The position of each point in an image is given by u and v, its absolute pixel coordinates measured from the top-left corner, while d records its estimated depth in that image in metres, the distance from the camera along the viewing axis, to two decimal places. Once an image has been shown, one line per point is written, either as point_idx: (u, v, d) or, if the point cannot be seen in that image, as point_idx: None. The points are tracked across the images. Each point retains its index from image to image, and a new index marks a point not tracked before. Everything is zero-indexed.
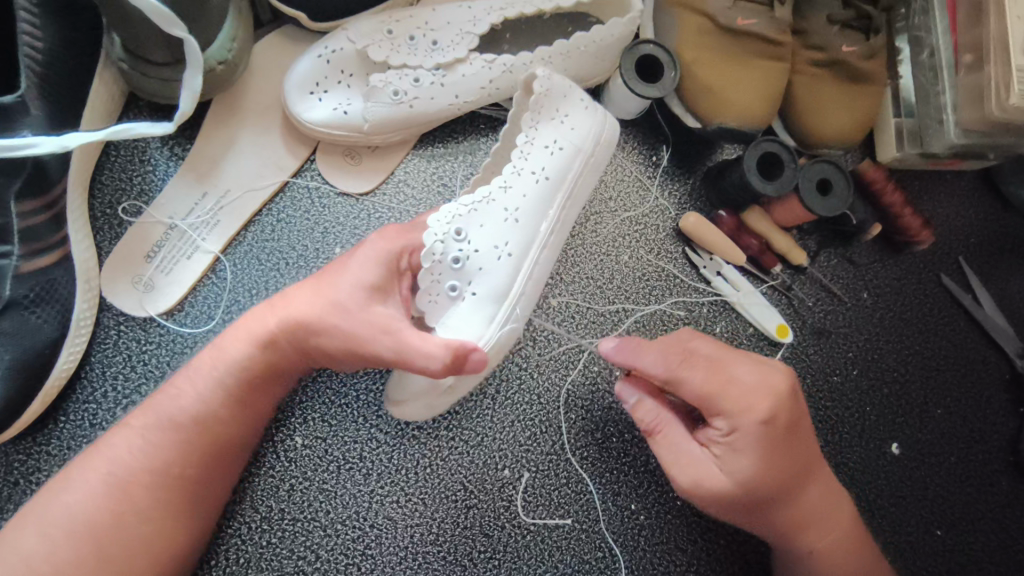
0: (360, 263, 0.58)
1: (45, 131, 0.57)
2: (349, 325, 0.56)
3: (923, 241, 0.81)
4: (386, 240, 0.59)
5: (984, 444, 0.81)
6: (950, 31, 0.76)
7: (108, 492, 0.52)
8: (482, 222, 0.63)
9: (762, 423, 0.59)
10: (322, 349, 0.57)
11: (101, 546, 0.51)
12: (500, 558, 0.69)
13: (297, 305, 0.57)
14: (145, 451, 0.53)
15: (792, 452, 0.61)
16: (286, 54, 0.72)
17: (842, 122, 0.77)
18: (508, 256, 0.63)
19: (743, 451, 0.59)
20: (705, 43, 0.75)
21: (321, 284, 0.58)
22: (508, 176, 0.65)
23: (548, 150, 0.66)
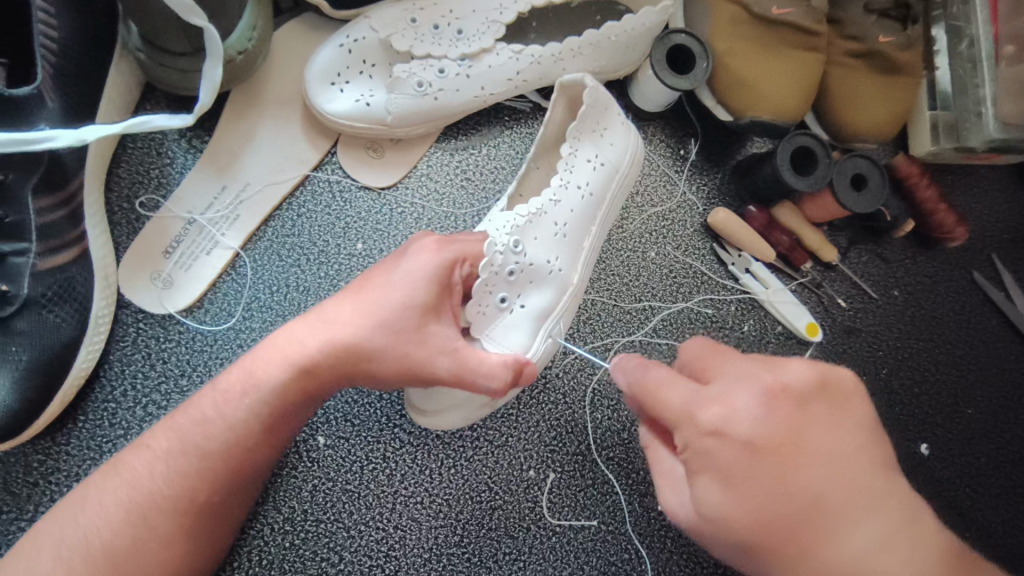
0: (407, 278, 0.54)
1: (60, 124, 0.55)
2: (404, 344, 0.53)
3: (957, 238, 0.79)
4: (434, 254, 0.55)
5: (1015, 446, 0.80)
6: (990, 21, 0.74)
7: (130, 499, 0.50)
8: (536, 236, 0.61)
9: (710, 434, 0.47)
10: (360, 364, 0.54)
11: (125, 555, 0.49)
12: (525, 560, 0.68)
13: (345, 326, 0.53)
14: (166, 457, 0.52)
15: (778, 482, 0.45)
16: (307, 43, 0.70)
17: (877, 115, 0.75)
18: (558, 271, 0.63)
19: (706, 471, 0.47)
20: (737, 33, 0.73)
21: (366, 301, 0.54)
22: (557, 188, 0.63)
23: (591, 165, 0.65)
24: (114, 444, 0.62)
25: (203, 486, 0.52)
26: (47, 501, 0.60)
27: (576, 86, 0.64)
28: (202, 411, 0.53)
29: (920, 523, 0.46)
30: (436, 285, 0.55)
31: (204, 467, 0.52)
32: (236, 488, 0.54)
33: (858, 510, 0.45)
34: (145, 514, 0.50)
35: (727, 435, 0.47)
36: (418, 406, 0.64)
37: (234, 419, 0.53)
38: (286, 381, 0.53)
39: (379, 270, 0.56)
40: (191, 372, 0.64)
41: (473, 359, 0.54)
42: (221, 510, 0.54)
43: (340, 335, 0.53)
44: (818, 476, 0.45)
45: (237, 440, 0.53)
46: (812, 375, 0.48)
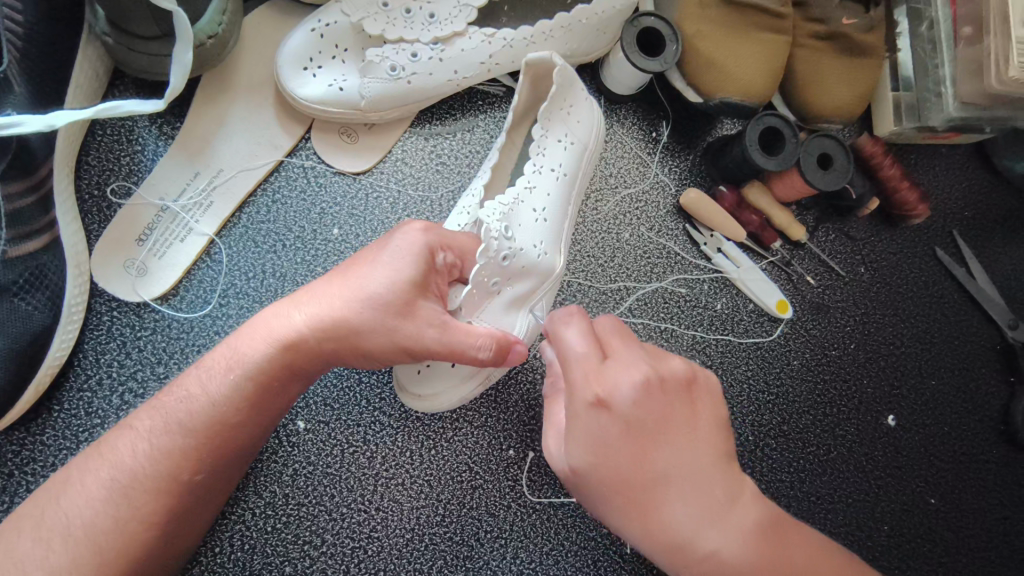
0: (396, 257, 0.55)
1: (27, 108, 0.54)
2: (396, 317, 0.53)
3: (919, 214, 0.81)
4: (421, 233, 0.55)
5: (977, 414, 0.83)
6: (949, 3, 0.76)
7: (111, 485, 0.50)
8: (521, 223, 0.62)
9: (590, 402, 0.48)
10: (350, 341, 0.54)
11: (108, 540, 0.49)
12: (506, 537, 0.69)
13: (335, 303, 0.54)
14: (147, 442, 0.52)
15: (634, 451, 0.48)
16: (279, 27, 0.70)
17: (839, 97, 0.77)
18: (545, 254, 0.63)
19: (578, 432, 0.49)
20: (705, 17, 0.74)
21: (354, 280, 0.54)
22: (533, 175, 0.64)
23: (562, 146, 0.66)
24: (91, 433, 0.61)
25: (183, 472, 0.52)
26: (24, 492, 0.60)
27: (543, 64, 0.64)
28: (183, 396, 0.53)
29: (744, 508, 0.50)
30: (425, 262, 0.55)
31: (186, 450, 0.52)
32: (216, 471, 0.55)
33: (688, 489, 0.48)
34: (126, 499, 0.50)
35: (608, 408, 0.48)
36: (413, 394, 0.65)
37: (212, 405, 0.53)
38: (266, 364, 0.54)
39: (368, 251, 0.56)
40: (167, 359, 0.64)
41: (463, 333, 0.55)
42: (201, 494, 0.54)
43: (324, 314, 0.54)
44: (666, 456, 0.48)
45: (216, 423, 0.53)
46: (686, 371, 0.51)
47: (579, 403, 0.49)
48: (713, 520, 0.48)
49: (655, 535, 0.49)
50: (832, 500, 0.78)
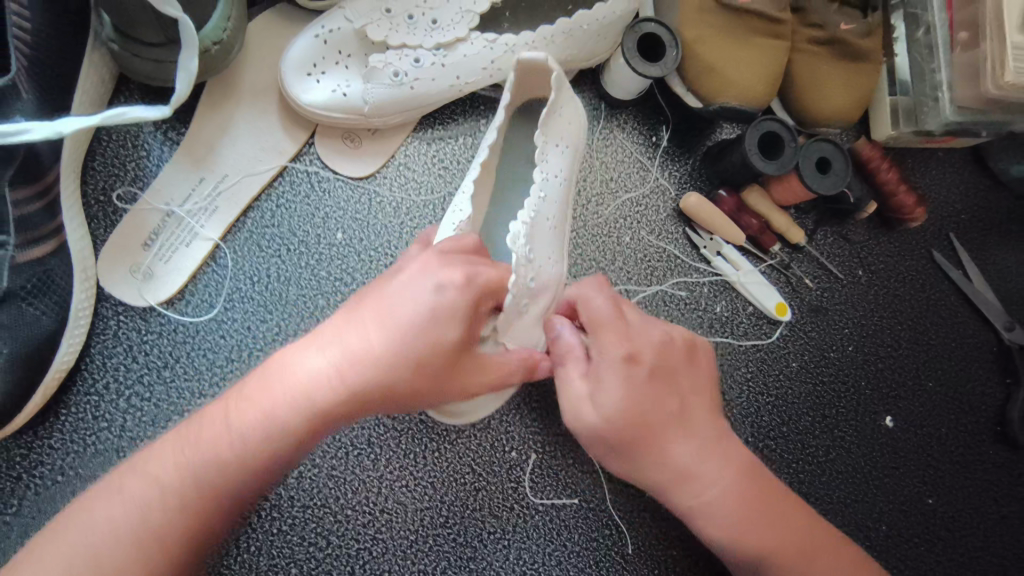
0: (440, 297, 0.52)
1: (36, 116, 0.55)
2: (439, 359, 0.52)
3: (916, 218, 0.82)
4: (461, 272, 0.52)
5: (973, 415, 0.83)
6: (946, 9, 0.76)
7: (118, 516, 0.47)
8: (540, 237, 0.62)
9: (626, 357, 0.56)
10: (388, 387, 0.51)
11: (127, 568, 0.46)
12: (509, 538, 0.70)
13: (373, 350, 0.50)
14: (166, 476, 0.48)
15: (662, 398, 0.57)
16: (283, 33, 0.70)
17: (838, 102, 0.78)
18: (557, 262, 0.65)
19: (597, 381, 0.56)
20: (705, 21, 0.74)
21: (392, 322, 0.51)
22: (542, 182, 0.64)
23: (560, 149, 0.67)
24: (99, 436, 0.62)
25: (214, 502, 0.49)
26: (32, 495, 0.60)
27: (539, 65, 0.64)
28: (211, 435, 0.49)
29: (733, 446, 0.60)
30: (472, 299, 0.53)
31: (203, 480, 0.48)
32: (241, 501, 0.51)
33: (694, 429, 0.58)
34: (154, 539, 0.47)
35: (640, 362, 0.56)
36: (445, 410, 0.66)
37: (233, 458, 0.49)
38: (292, 415, 0.49)
39: (399, 284, 0.52)
40: (173, 363, 0.65)
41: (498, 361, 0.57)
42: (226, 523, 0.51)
43: (361, 362, 0.50)
44: (671, 401, 0.57)
45: None
46: (687, 334, 0.61)
47: (599, 354, 0.57)
48: (707, 459, 0.58)
49: (670, 471, 0.57)
50: (831, 501, 0.79)
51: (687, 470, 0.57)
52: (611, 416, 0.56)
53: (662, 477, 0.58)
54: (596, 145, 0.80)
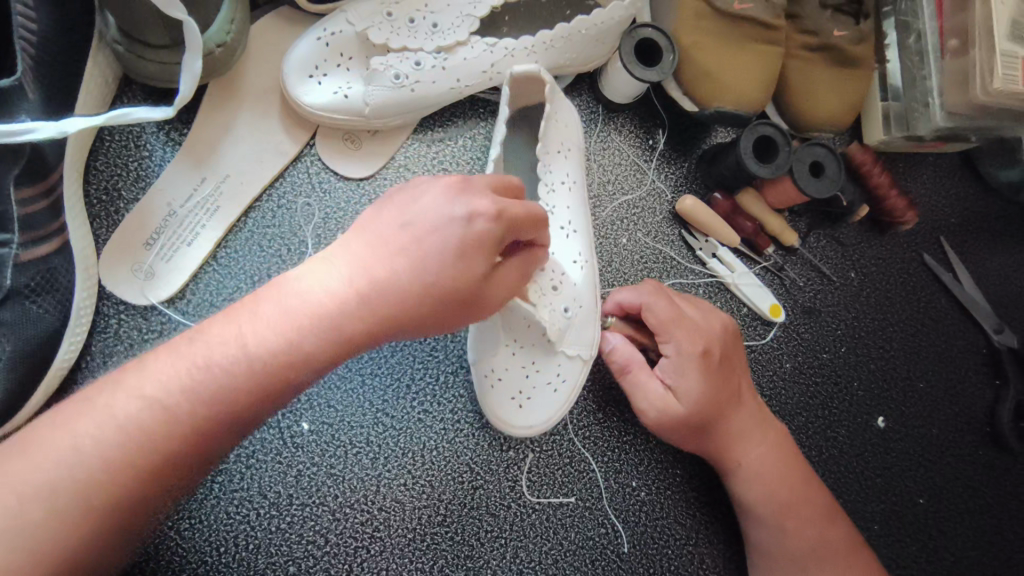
0: (462, 222, 0.50)
1: (41, 115, 0.55)
2: (450, 284, 0.50)
3: (908, 222, 0.83)
4: (490, 215, 0.50)
5: (963, 416, 0.85)
6: (936, 17, 0.78)
7: (98, 437, 0.43)
8: (554, 248, 0.68)
9: (699, 352, 0.67)
10: (403, 311, 0.49)
11: (101, 501, 0.43)
12: (506, 536, 0.70)
13: (393, 270, 0.49)
14: (155, 386, 0.45)
15: (728, 385, 0.68)
16: (285, 35, 0.71)
17: (833, 106, 0.79)
18: (583, 262, 0.70)
19: (671, 377, 0.67)
20: (702, 27, 0.76)
21: (412, 251, 0.50)
22: (549, 195, 0.69)
23: (563, 156, 0.71)
24: None
25: (164, 453, 0.44)
26: None
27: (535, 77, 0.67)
28: (229, 338, 0.47)
29: (771, 419, 0.71)
30: (504, 228, 0.51)
31: (204, 398, 0.45)
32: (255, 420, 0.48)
33: (746, 410, 0.69)
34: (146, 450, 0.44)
35: (708, 355, 0.67)
36: (552, 418, 0.68)
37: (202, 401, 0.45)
38: (316, 336, 0.47)
39: (424, 202, 0.51)
40: None
41: (516, 271, 0.55)
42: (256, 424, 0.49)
43: (382, 284, 0.49)
44: (731, 396, 0.68)
45: None
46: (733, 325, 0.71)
47: (666, 353, 0.67)
48: (753, 440, 0.69)
49: (730, 445, 0.68)
50: None
51: (735, 448, 0.68)
52: (691, 405, 0.66)
53: (719, 454, 0.68)
54: (594, 148, 0.81)
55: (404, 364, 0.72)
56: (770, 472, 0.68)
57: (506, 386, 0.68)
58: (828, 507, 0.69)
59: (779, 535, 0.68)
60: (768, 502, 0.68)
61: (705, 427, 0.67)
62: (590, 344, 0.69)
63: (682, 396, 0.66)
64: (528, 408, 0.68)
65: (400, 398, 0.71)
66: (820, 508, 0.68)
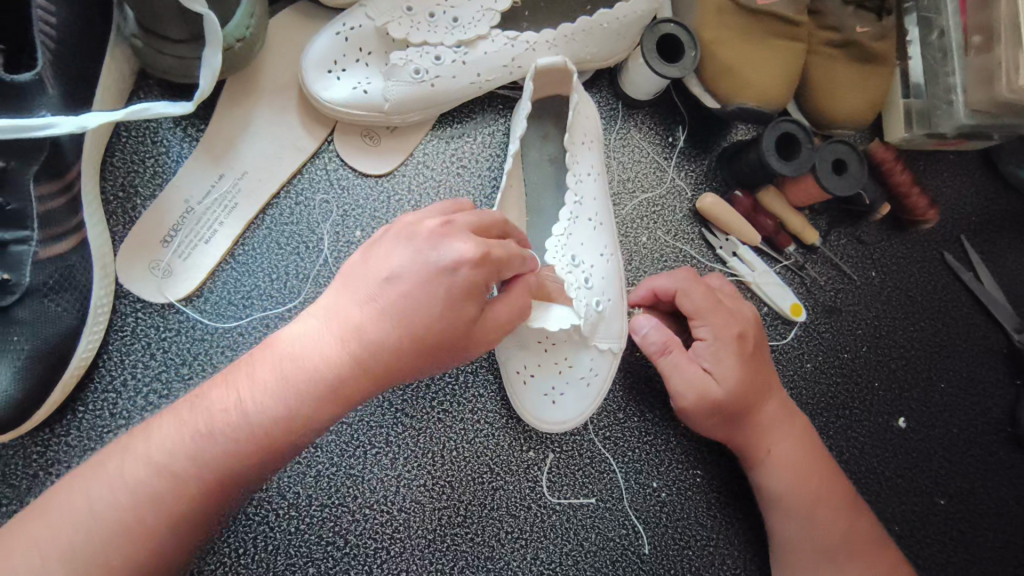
0: (440, 271, 0.49)
1: (61, 110, 0.55)
2: (433, 331, 0.48)
3: (930, 220, 0.83)
4: (468, 261, 0.49)
5: (984, 416, 0.84)
6: (959, 13, 0.77)
7: (115, 497, 0.44)
8: (583, 241, 0.67)
9: (738, 334, 0.68)
10: (389, 363, 0.48)
11: (120, 559, 0.42)
12: (527, 538, 0.70)
13: (377, 322, 0.48)
14: (173, 448, 0.45)
15: (763, 369, 0.68)
16: (303, 30, 0.70)
17: (855, 104, 0.78)
18: (607, 256, 0.69)
19: (709, 360, 0.67)
20: (724, 23, 0.75)
21: (393, 309, 0.48)
22: (576, 186, 0.67)
23: (587, 147, 0.70)
24: (116, 434, 0.61)
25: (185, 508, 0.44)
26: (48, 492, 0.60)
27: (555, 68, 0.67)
28: (228, 405, 0.46)
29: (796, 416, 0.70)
30: (487, 274, 0.50)
31: (211, 459, 0.45)
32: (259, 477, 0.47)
33: (777, 399, 0.69)
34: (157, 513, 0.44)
35: (745, 338, 0.68)
36: (585, 412, 0.69)
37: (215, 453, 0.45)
38: (308, 397, 0.47)
39: (404, 253, 0.50)
40: (192, 361, 0.64)
41: (510, 307, 0.53)
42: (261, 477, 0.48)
43: (368, 339, 0.48)
44: (764, 379, 0.68)
45: None
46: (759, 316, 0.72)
47: (703, 335, 0.68)
48: (784, 430, 0.68)
49: (760, 433, 0.68)
50: None
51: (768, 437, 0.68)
52: (729, 386, 0.66)
53: (749, 442, 0.68)
54: (613, 145, 0.80)
55: None
56: (794, 471, 0.67)
57: (537, 382, 0.69)
58: (854, 501, 0.68)
59: (808, 527, 0.67)
60: (796, 497, 0.67)
61: (739, 414, 0.67)
62: (618, 336, 0.69)
63: (721, 376, 0.66)
64: (560, 404, 0.68)
65: (419, 397, 0.70)
66: (844, 510, 0.67)
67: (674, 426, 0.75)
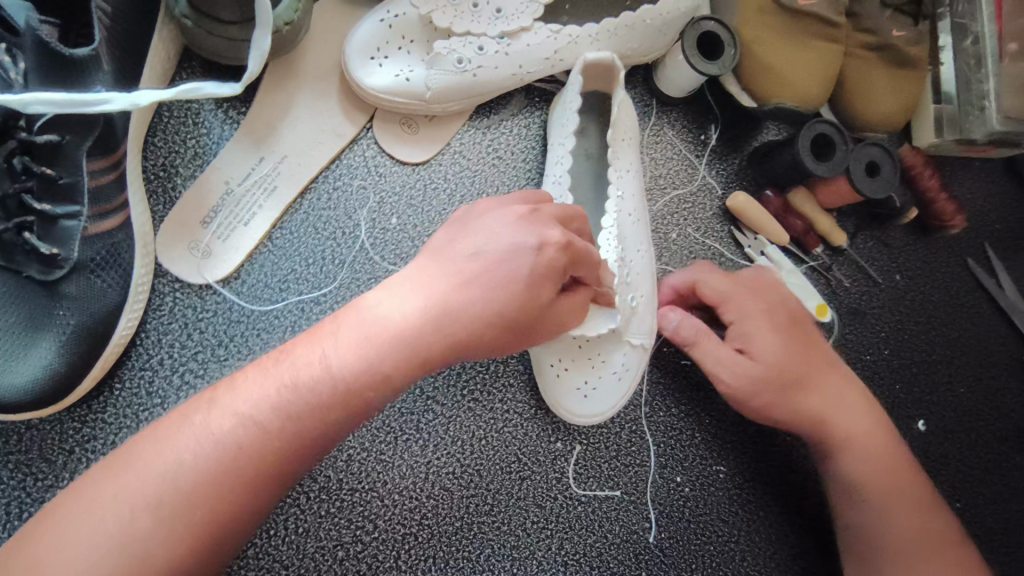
0: (533, 253, 0.50)
1: (114, 88, 0.55)
2: (519, 309, 0.50)
3: (956, 226, 0.83)
4: (557, 247, 0.50)
5: (1002, 422, 0.85)
6: (994, 20, 0.78)
7: (199, 450, 0.44)
8: (624, 235, 0.67)
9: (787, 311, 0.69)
10: (471, 336, 0.49)
11: (200, 518, 0.42)
12: (552, 528, 0.70)
13: (466, 295, 0.49)
14: (268, 399, 0.46)
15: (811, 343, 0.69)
16: (346, 16, 0.70)
17: (889, 108, 0.79)
18: (643, 252, 0.69)
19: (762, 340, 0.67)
20: (764, 22, 0.75)
21: (483, 279, 0.50)
22: (618, 181, 0.68)
23: (627, 142, 0.70)
24: (152, 412, 0.61)
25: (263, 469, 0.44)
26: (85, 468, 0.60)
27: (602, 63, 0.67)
28: (313, 360, 0.47)
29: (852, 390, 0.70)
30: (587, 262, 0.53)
31: (297, 418, 0.46)
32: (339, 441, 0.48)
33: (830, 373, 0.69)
34: (239, 473, 0.44)
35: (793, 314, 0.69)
36: (613, 408, 0.68)
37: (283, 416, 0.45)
38: (397, 356, 0.48)
39: (492, 234, 0.51)
40: (228, 342, 0.64)
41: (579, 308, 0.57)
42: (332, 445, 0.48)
43: (456, 307, 0.49)
44: (821, 356, 0.69)
45: None
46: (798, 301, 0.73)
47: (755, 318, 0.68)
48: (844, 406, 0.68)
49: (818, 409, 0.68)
50: None
51: (830, 416, 0.68)
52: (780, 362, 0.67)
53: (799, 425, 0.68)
54: (646, 141, 0.80)
55: None
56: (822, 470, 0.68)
57: (570, 377, 0.69)
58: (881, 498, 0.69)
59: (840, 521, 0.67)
60: None
61: (794, 398, 0.67)
62: (649, 331, 0.69)
63: (776, 352, 0.67)
64: (591, 399, 0.68)
65: (449, 386, 0.71)
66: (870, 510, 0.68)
67: (698, 422, 0.76)
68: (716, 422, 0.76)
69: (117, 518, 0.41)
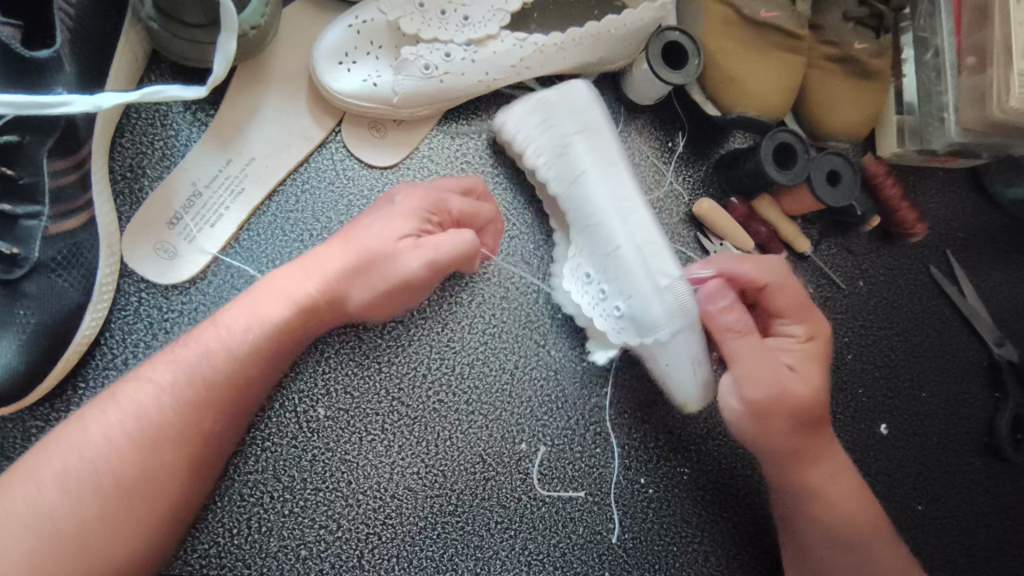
0: (391, 213, 0.65)
1: (77, 89, 0.56)
2: (380, 258, 0.63)
3: (917, 234, 0.85)
4: (416, 208, 0.65)
5: (963, 426, 0.86)
6: (955, 33, 0.80)
7: (107, 435, 0.53)
8: (583, 234, 0.69)
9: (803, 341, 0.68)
10: (342, 285, 0.62)
11: (110, 486, 0.52)
12: (516, 528, 0.71)
13: (332, 256, 0.62)
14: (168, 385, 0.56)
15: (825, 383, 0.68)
16: (315, 21, 0.71)
17: (851, 117, 0.81)
18: (618, 247, 0.68)
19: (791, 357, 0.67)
20: (727, 33, 0.77)
21: (352, 240, 0.63)
22: (559, 183, 0.70)
23: (568, 144, 0.70)
24: None
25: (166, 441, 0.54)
26: None
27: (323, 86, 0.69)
28: (210, 341, 0.58)
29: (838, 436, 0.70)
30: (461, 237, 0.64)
31: (194, 393, 0.56)
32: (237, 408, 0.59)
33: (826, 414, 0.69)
34: (145, 445, 0.54)
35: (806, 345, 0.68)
36: None
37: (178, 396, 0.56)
38: (281, 312, 0.60)
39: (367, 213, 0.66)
40: None
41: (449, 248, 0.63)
42: (242, 410, 0.60)
43: (325, 263, 0.62)
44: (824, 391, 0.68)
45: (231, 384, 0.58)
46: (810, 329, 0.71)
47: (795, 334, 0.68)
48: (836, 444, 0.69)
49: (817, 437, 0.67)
50: None
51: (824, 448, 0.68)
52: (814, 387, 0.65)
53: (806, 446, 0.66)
54: None
55: (420, 353, 0.73)
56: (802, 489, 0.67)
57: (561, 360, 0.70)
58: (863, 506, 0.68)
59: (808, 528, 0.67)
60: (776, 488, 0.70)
61: (806, 434, 0.66)
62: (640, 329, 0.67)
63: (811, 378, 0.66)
64: None
65: (415, 386, 0.72)
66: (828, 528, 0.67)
67: (662, 425, 0.77)
68: (680, 424, 0.77)
69: (33, 500, 0.49)
